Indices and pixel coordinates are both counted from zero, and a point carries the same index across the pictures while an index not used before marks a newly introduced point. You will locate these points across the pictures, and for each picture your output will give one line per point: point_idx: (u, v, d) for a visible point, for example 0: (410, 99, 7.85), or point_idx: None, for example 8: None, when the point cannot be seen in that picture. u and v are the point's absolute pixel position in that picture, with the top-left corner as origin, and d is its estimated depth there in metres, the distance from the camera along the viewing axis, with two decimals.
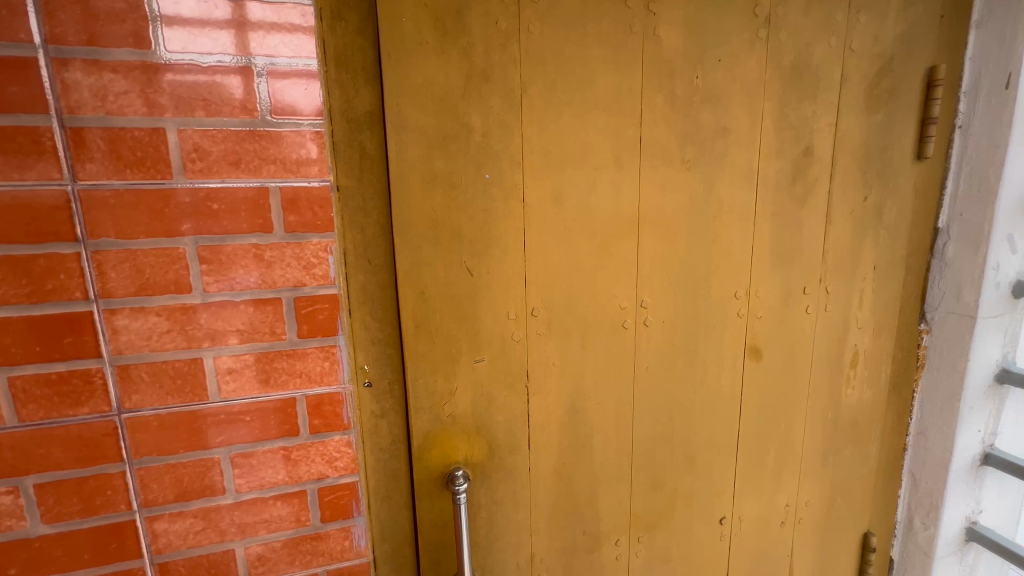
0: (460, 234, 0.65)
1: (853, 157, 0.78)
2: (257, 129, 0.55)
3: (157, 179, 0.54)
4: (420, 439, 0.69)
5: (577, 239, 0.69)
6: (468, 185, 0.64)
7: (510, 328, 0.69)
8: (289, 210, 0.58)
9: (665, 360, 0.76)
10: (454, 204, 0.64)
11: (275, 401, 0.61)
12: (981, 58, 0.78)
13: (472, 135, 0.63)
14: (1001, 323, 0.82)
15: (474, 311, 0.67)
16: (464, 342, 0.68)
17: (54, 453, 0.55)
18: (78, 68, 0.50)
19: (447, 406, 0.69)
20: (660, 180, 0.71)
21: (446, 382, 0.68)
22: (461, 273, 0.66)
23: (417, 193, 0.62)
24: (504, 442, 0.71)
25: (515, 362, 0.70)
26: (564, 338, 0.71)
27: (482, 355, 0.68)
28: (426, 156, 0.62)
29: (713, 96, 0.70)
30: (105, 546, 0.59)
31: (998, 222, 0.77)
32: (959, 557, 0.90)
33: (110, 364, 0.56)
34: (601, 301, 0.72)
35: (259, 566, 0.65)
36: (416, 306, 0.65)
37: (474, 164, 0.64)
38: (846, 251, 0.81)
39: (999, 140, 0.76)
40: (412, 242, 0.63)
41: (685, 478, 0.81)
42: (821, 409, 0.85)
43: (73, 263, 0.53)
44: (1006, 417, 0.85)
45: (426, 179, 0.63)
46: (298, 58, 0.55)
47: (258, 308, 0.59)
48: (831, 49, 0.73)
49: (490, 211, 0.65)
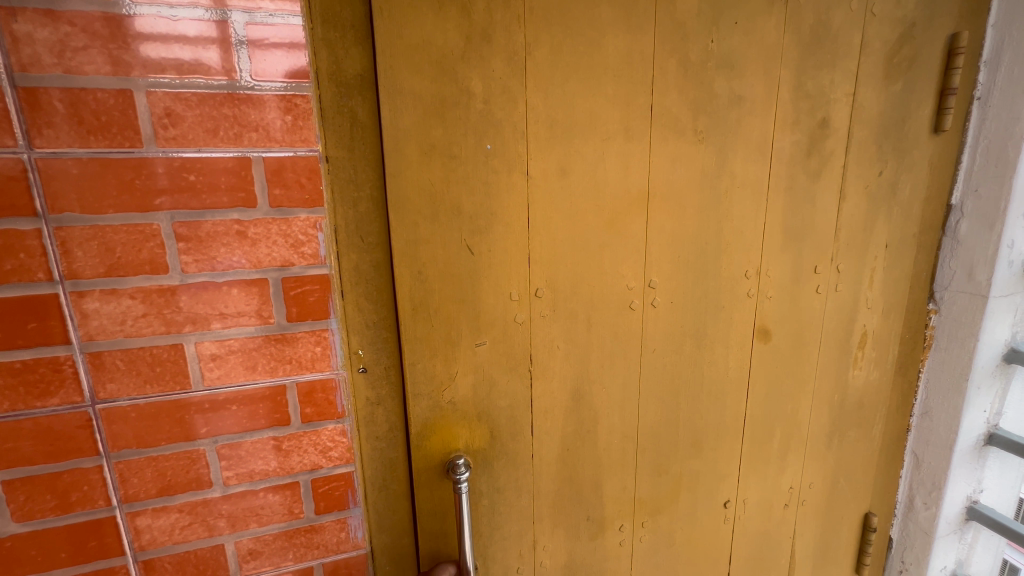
0: (459, 209, 0.61)
1: (869, 130, 0.74)
2: (236, 92, 0.50)
3: (125, 148, 0.49)
4: (419, 427, 0.65)
5: (584, 214, 0.65)
6: (468, 156, 0.60)
7: (513, 310, 0.66)
8: (274, 182, 0.53)
9: (673, 342, 0.73)
10: (452, 176, 0.60)
11: (263, 389, 0.58)
12: (1004, 25, 0.74)
13: (472, 101, 0.58)
14: (1012, 302, 0.80)
15: (475, 292, 0.63)
16: (464, 324, 0.64)
17: (22, 448, 0.51)
18: (29, 20, 0.44)
19: (447, 392, 0.65)
20: (671, 153, 0.67)
21: (445, 366, 0.65)
22: (462, 252, 0.62)
23: (413, 164, 0.58)
24: (507, 428, 0.69)
25: (518, 345, 0.67)
26: (570, 320, 0.68)
27: (483, 339, 0.65)
28: (423, 124, 0.57)
29: (727, 62, 0.66)
30: (84, 544, 0.55)
31: (1015, 198, 0.75)
32: (958, 536, 0.90)
33: (81, 351, 0.51)
34: (608, 282, 0.69)
35: (250, 561, 0.62)
36: (413, 286, 0.61)
37: (475, 134, 0.59)
38: (858, 229, 0.78)
39: (1020, 112, 0.73)
40: (408, 217, 0.59)
41: (690, 462, 0.79)
42: (827, 390, 0.83)
43: (34, 240, 0.48)
44: (1011, 397, 0.85)
45: (423, 148, 0.58)
46: (280, 13, 0.50)
47: (243, 290, 0.54)
48: (852, 13, 0.69)
49: (491, 184, 0.61)
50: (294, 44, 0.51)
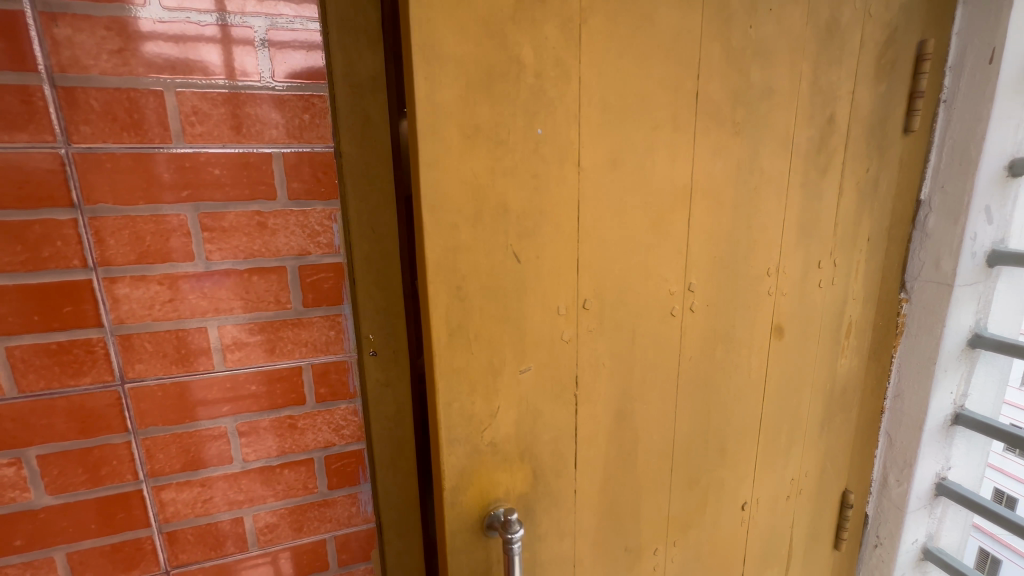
0: (505, 207, 0.56)
1: (861, 127, 0.80)
2: (258, 92, 0.55)
3: (155, 143, 0.52)
4: (455, 479, 0.59)
5: (634, 211, 0.65)
6: (517, 144, 0.55)
7: (560, 327, 0.63)
8: (292, 176, 0.57)
9: (707, 347, 0.76)
10: (498, 166, 0.55)
11: (280, 371, 0.62)
12: (967, 33, 0.80)
13: (524, 73, 0.54)
14: (976, 291, 0.86)
15: (519, 307, 0.59)
16: (508, 348, 0.60)
17: (56, 425, 0.55)
18: (68, 24, 0.48)
19: (486, 432, 0.60)
20: (713, 144, 0.69)
21: (485, 403, 0.60)
22: (507, 259, 0.57)
23: (455, 151, 0.52)
24: (550, 465, 0.66)
25: (564, 368, 0.64)
26: (615, 334, 0.67)
27: (527, 364, 0.61)
28: (465, 102, 0.52)
29: (762, 49, 0.69)
30: (112, 516, 0.59)
31: (976, 194, 0.81)
32: (927, 510, 0.96)
33: (111, 333, 0.55)
34: (653, 284, 0.69)
35: (266, 534, 0.66)
36: (450, 307, 0.55)
37: (526, 116, 0.55)
38: (849, 224, 0.83)
39: (982, 114, 0.79)
40: (445, 218, 0.53)
41: (716, 471, 0.82)
42: (820, 380, 0.89)
43: (70, 229, 0.51)
44: (976, 379, 0.91)
45: (466, 132, 0.52)
46: (299, 19, 0.55)
47: (262, 277, 0.58)
48: (855, 12, 0.74)
49: (540, 176, 0.58)
50: (311, 48, 0.56)
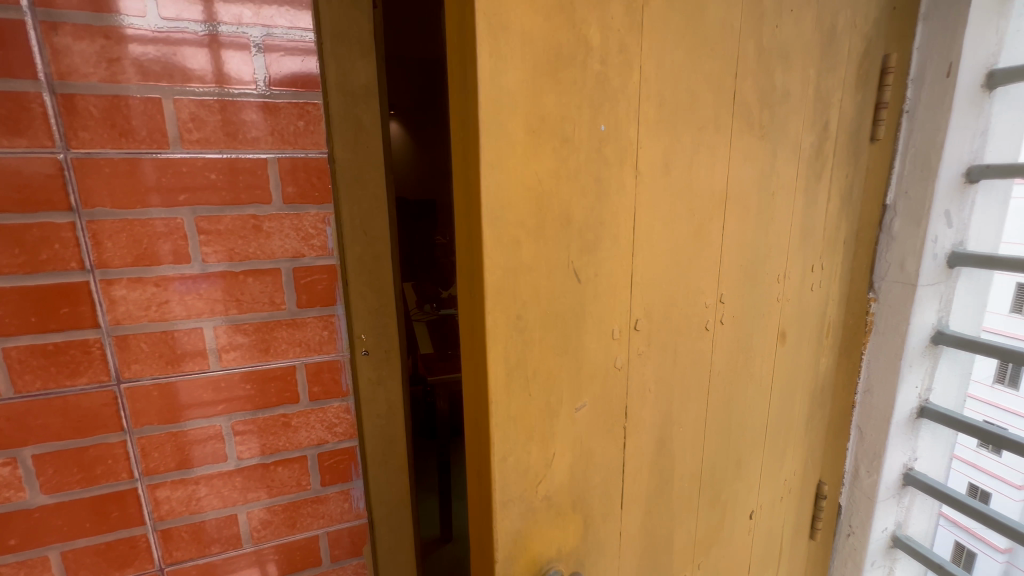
0: (569, 218, 0.48)
1: (844, 134, 0.83)
2: (254, 100, 0.56)
3: (153, 149, 0.54)
4: (509, 550, 0.48)
5: (680, 218, 0.60)
6: (581, 141, 0.47)
7: (615, 352, 0.56)
8: (287, 181, 0.59)
9: (733, 360, 0.74)
10: (564, 167, 0.46)
11: (274, 370, 0.63)
12: (927, 48, 0.85)
13: (589, 59, 0.47)
14: (937, 291, 0.91)
15: (578, 335, 0.51)
16: (566, 384, 0.51)
17: (53, 424, 0.56)
18: (69, 33, 0.49)
19: (542, 487, 0.50)
20: (744, 150, 0.67)
21: (542, 452, 0.50)
22: (569, 278, 0.49)
23: (520, 148, 0.43)
24: (599, 511, 0.58)
25: (616, 397, 0.57)
26: (662, 353, 0.62)
27: (584, 400, 0.53)
28: (533, 90, 0.43)
29: (782, 51, 0.68)
30: (107, 514, 0.60)
31: (936, 199, 0.86)
32: (896, 500, 1.01)
33: (108, 334, 0.56)
34: (691, 300, 0.65)
35: (260, 530, 0.67)
36: (511, 339, 0.45)
37: (590, 108, 0.48)
38: (831, 228, 0.87)
39: (940, 124, 0.84)
40: (509, 231, 0.43)
41: (733, 485, 0.80)
42: (806, 380, 0.91)
43: (68, 232, 0.53)
44: (939, 374, 0.96)
45: (532, 125, 0.43)
46: (294, 29, 0.58)
47: (257, 278, 0.60)
48: (849, 19, 0.76)
49: (603, 179, 0.50)
50: (306, 57, 0.59)
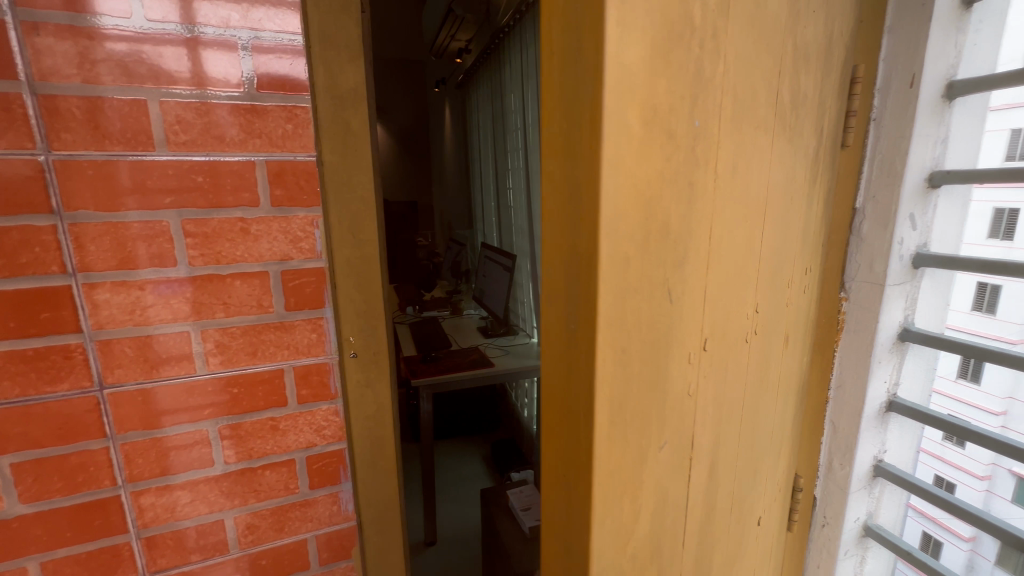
0: (667, 225, 0.34)
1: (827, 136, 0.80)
2: (242, 102, 0.56)
3: (138, 151, 0.53)
4: None
5: (739, 202, 0.43)
6: (684, 136, 0.34)
7: (688, 377, 0.40)
8: (276, 184, 0.59)
9: (758, 383, 0.56)
10: (670, 163, 0.33)
11: (262, 373, 0.63)
12: (892, 58, 0.83)
13: (693, 37, 0.32)
14: (904, 291, 0.91)
15: (665, 360, 0.37)
16: (655, 422, 0.37)
17: (32, 432, 0.54)
18: (51, 34, 0.49)
19: (629, 542, 0.37)
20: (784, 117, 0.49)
21: (629, 507, 0.36)
22: (664, 295, 0.35)
23: (634, 147, 0.30)
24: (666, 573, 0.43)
25: (689, 429, 0.41)
26: (720, 370, 0.45)
27: (665, 437, 0.38)
28: (649, 73, 0.29)
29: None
30: (89, 522, 0.59)
31: (903, 203, 0.85)
32: (867, 490, 1.04)
33: (91, 339, 0.55)
34: (736, 309, 0.47)
35: (248, 535, 0.67)
36: (612, 372, 0.32)
37: (691, 98, 0.34)
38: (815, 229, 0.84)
39: (904, 130, 0.83)
40: (617, 250, 0.30)
41: (750, 524, 0.64)
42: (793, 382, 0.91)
43: (49, 235, 0.52)
44: (907, 369, 0.96)
45: (645, 114, 0.30)
46: (283, 32, 0.57)
47: (246, 281, 0.60)
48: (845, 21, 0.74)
49: (694, 179, 0.36)
50: (295, 60, 0.58)
